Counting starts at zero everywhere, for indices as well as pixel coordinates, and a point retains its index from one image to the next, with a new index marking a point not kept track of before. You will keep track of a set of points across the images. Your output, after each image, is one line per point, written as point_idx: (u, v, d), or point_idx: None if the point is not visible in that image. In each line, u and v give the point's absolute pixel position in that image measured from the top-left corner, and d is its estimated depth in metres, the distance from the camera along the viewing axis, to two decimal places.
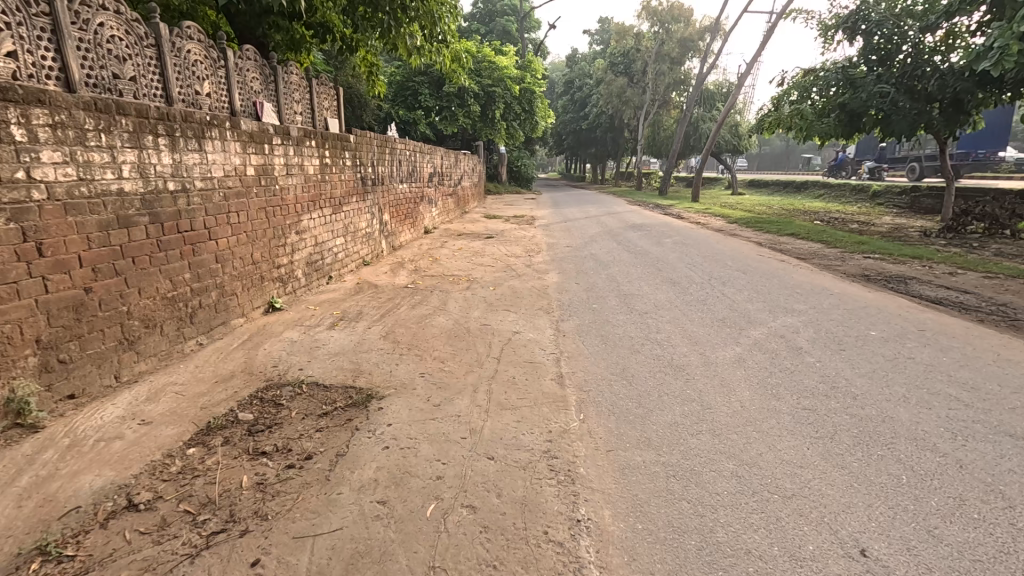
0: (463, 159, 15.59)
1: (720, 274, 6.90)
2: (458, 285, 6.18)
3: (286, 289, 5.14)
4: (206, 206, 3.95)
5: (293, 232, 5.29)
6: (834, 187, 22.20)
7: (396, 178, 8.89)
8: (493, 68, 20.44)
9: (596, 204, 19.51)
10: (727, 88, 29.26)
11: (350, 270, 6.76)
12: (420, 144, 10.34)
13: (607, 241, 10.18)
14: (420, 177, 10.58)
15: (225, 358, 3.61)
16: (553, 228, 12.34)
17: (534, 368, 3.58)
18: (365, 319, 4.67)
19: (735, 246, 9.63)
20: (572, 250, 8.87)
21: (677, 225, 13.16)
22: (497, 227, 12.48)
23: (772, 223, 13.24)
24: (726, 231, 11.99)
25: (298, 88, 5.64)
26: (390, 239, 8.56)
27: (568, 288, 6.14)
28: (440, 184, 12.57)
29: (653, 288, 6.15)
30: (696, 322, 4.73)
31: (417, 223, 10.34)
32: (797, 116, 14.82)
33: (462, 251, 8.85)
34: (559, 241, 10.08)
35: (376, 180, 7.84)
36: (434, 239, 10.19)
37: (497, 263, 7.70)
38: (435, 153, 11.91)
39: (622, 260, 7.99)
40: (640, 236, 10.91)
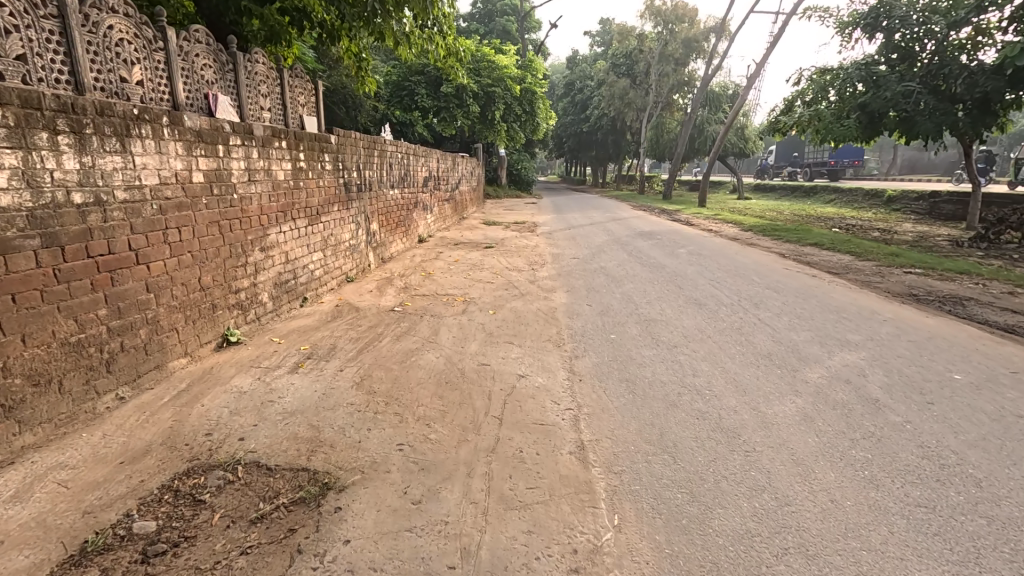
0: (462, 162, 14.80)
1: (750, 293, 6.09)
2: (453, 308, 5.39)
3: (248, 318, 4.33)
4: (134, 222, 3.15)
5: (257, 250, 4.47)
6: (845, 192, 21.41)
7: (386, 184, 8.10)
8: (492, 67, 19.70)
9: (600, 209, 18.74)
10: (733, 90, 28.54)
11: (330, 289, 5.95)
12: (413, 146, 9.55)
13: (618, 251, 9.38)
14: (414, 182, 9.80)
15: (147, 421, 2.79)
16: (557, 236, 11.55)
17: (546, 435, 2.77)
18: (338, 357, 3.85)
19: (757, 258, 8.82)
20: (580, 263, 8.08)
21: (688, 233, 12.38)
22: (497, 235, 11.68)
23: (788, 231, 12.45)
24: (742, 240, 11.22)
25: (266, 80, 4.84)
26: (379, 251, 7.76)
27: (579, 310, 5.36)
28: (437, 189, 11.77)
29: (677, 311, 5.34)
30: (737, 361, 3.92)
31: (411, 232, 9.54)
32: (812, 116, 13.91)
33: (459, 263, 8.06)
34: (564, 251, 9.30)
35: (364, 186, 7.06)
36: (429, 249, 9.40)
37: (497, 278, 6.91)
38: (431, 156, 11.13)
39: (637, 275, 7.19)
40: (652, 245, 10.11)
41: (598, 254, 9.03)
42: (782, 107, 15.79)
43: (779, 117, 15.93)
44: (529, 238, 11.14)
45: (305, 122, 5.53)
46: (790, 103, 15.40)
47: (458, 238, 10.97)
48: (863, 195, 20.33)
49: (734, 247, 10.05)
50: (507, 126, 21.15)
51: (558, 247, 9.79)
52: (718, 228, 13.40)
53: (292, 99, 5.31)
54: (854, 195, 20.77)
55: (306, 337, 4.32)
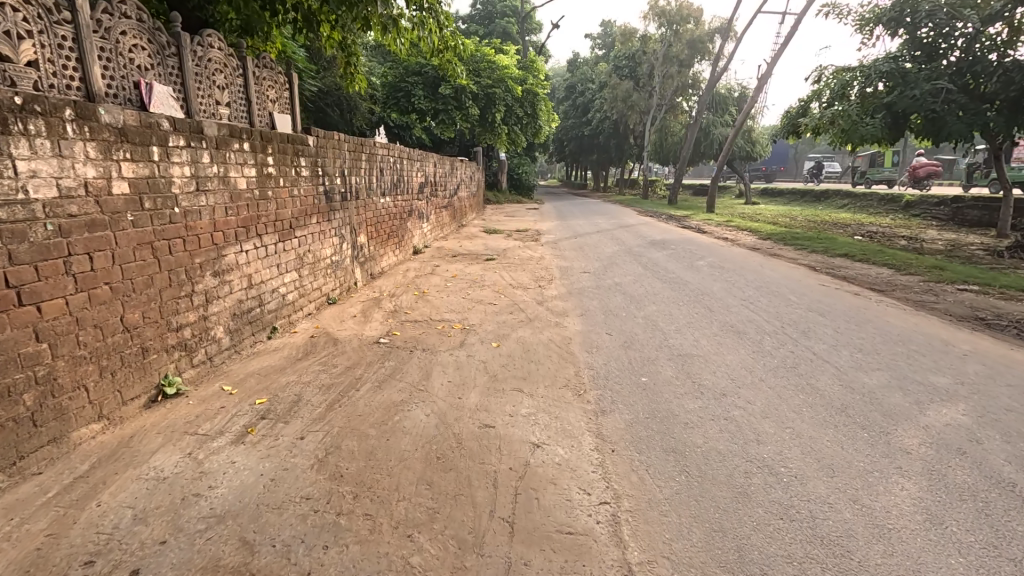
0: (461, 167, 14.02)
1: (794, 318, 5.26)
2: (450, 339, 4.57)
3: (194, 361, 3.49)
4: (14, 249, 2.34)
5: (209, 274, 3.64)
6: (859, 197, 20.64)
7: (376, 192, 7.29)
8: (492, 68, 18.94)
9: (606, 215, 17.92)
10: (739, 92, 27.81)
11: (307, 314, 5.12)
12: (407, 149, 8.75)
13: (631, 264, 8.55)
14: (409, 189, 9.00)
15: (10, 536, 1.97)
16: (563, 246, 10.74)
17: (579, 560, 1.94)
18: (301, 416, 3.02)
19: (786, 272, 8.00)
20: (592, 279, 7.27)
21: (703, 242, 11.57)
22: (499, 245, 10.87)
23: (810, 239, 11.64)
24: (763, 250, 10.41)
25: (223, 69, 4.03)
26: (367, 266, 6.95)
27: (599, 341, 4.54)
28: (434, 196, 10.97)
29: (714, 343, 4.51)
30: (809, 419, 3.09)
31: (405, 245, 8.73)
32: (831, 115, 12.94)
33: (456, 279, 7.26)
34: (572, 264, 8.49)
35: (349, 194, 6.25)
36: (424, 262, 8.59)
37: (501, 298, 6.10)
38: (427, 160, 10.32)
39: (658, 294, 6.37)
40: (667, 257, 9.31)
41: (610, 267, 8.21)
42: (801, 105, 15.08)
43: (798, 117, 15.14)
44: (533, 249, 10.35)
45: (275, 120, 4.70)
46: (808, 103, 14.63)
47: (456, 248, 10.17)
48: (878, 200, 19.56)
49: (757, 259, 9.24)
50: (508, 129, 20.32)
51: (565, 259, 8.98)
52: (733, 236, 12.60)
53: (258, 93, 4.48)
54: (868, 200, 20.00)
55: (265, 385, 3.48)
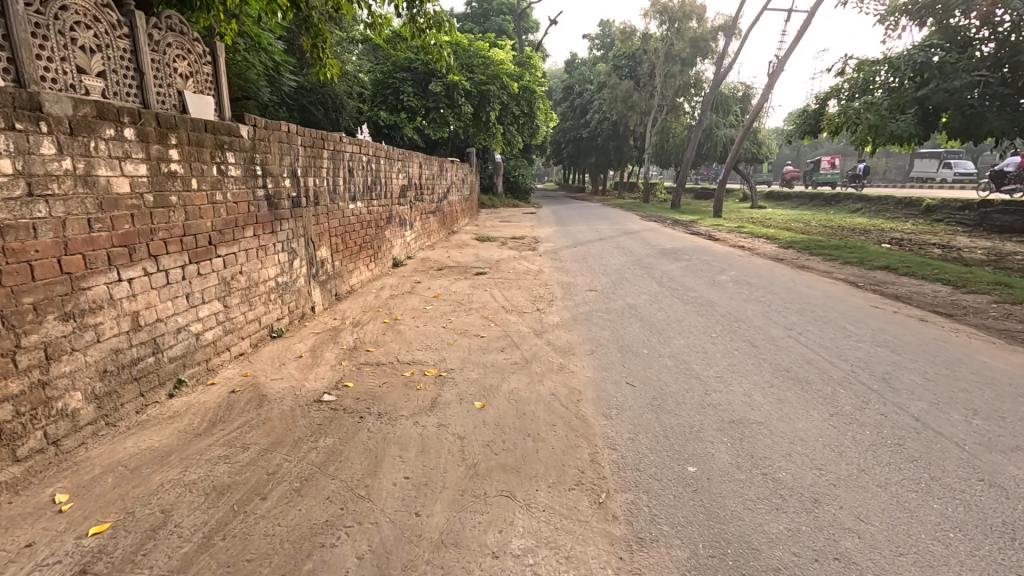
0: (452, 168, 12.89)
1: (866, 359, 4.09)
2: (418, 396, 3.39)
3: (19, 453, 2.32)
4: None
5: (50, 319, 2.46)
6: (873, 201, 19.61)
7: (343, 196, 6.13)
8: (486, 63, 17.82)
9: (608, 220, 16.78)
10: (744, 91, 26.80)
11: (237, 357, 3.93)
12: (385, 147, 7.61)
13: (644, 279, 7.40)
14: (387, 193, 7.84)
15: None
16: (564, 256, 9.60)
17: None
18: (149, 571, 1.83)
19: (825, 289, 6.86)
20: (601, 299, 6.12)
21: (718, 251, 10.44)
22: (491, 254, 9.73)
23: (837, 248, 10.52)
24: (788, 261, 9.30)
25: (95, 23, 2.87)
26: (329, 286, 5.76)
27: (618, 399, 3.38)
28: (419, 200, 9.81)
29: (775, 401, 3.35)
30: (973, 564, 1.92)
31: (382, 257, 7.57)
32: (856, 109, 11.84)
33: (439, 300, 6.09)
34: (576, 279, 7.33)
35: (303, 200, 5.08)
36: (404, 277, 7.41)
37: (490, 327, 4.93)
38: (411, 159, 9.17)
39: (684, 321, 5.19)
40: (682, 270, 8.16)
41: (619, 283, 7.06)
42: (825, 96, 13.97)
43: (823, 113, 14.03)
44: (531, 259, 9.22)
45: (186, 100, 3.52)
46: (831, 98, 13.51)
47: (444, 259, 9.02)
48: (895, 204, 18.52)
49: (785, 272, 8.11)
50: (504, 129, 19.18)
51: (567, 273, 7.84)
52: (750, 244, 11.49)
53: (156, 62, 3.29)
54: (884, 204, 18.97)
55: (126, 489, 2.29)
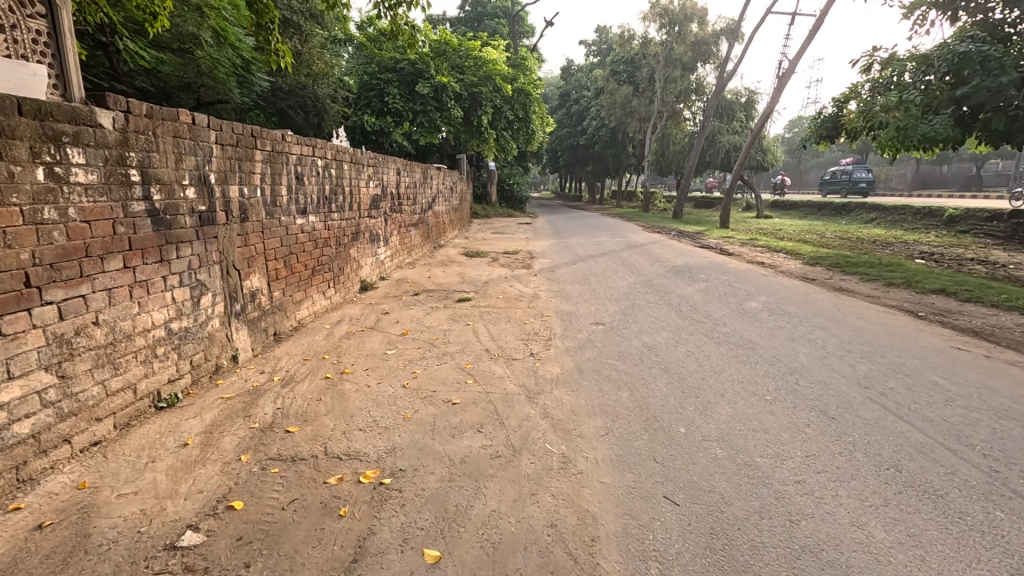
0: (438, 175, 11.68)
1: (1001, 446, 2.85)
2: (337, 534, 2.12)
3: None
4: None
5: None
6: (890, 211, 18.51)
7: (285, 208, 4.88)
8: (478, 63, 16.69)
9: (609, 232, 15.57)
10: (748, 97, 25.81)
11: (84, 451, 2.65)
12: (349, 149, 6.40)
13: (658, 307, 6.18)
14: (352, 204, 6.61)
15: None
16: (562, 275, 8.38)
17: None
18: None
19: (881, 321, 5.63)
20: (610, 337, 4.89)
21: (737, 268, 9.24)
22: (478, 273, 8.49)
23: (869, 265, 9.34)
24: (819, 281, 8.11)
25: None
26: (262, 325, 4.48)
27: (656, 538, 2.12)
28: (396, 211, 8.58)
29: (905, 540, 2.11)
30: None
31: (343, 280, 6.31)
32: (879, 109, 10.66)
33: (405, 339, 4.81)
34: (577, 307, 6.10)
35: (219, 214, 3.83)
36: (369, 306, 6.14)
37: (467, 386, 3.66)
38: (386, 164, 7.98)
39: (722, 375, 3.94)
40: (701, 294, 6.93)
41: (629, 313, 5.84)
42: (849, 95, 13.08)
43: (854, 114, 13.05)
44: (524, 279, 8.00)
45: None
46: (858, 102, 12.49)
47: (422, 280, 7.78)
48: (913, 215, 17.44)
49: (823, 296, 6.89)
50: (496, 134, 18.00)
51: (567, 297, 6.61)
52: (770, 260, 10.30)
53: None
54: (902, 215, 17.88)
55: None
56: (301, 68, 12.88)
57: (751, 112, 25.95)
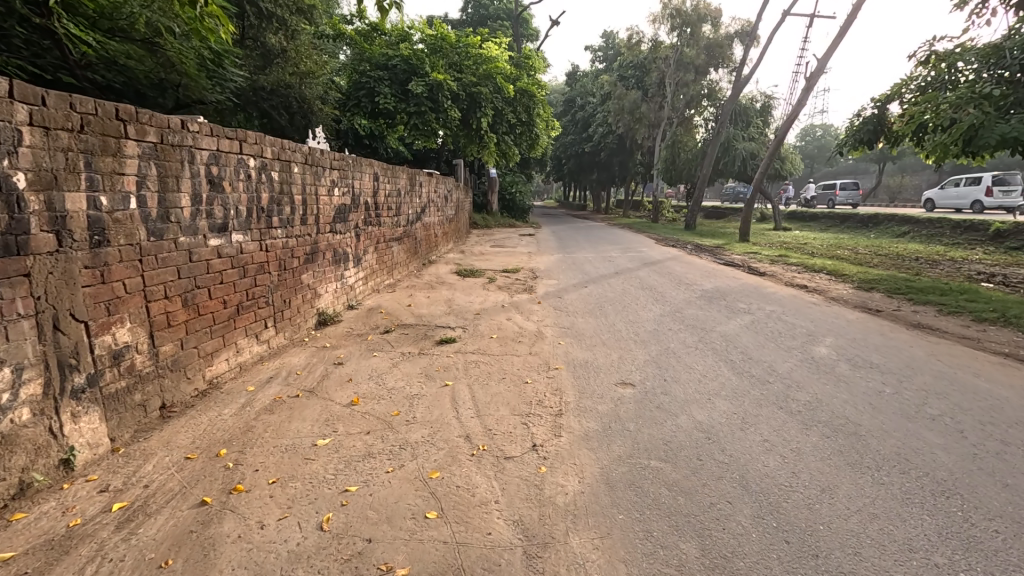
0: (429, 181, 10.31)
1: None
2: None
3: None
4: None
5: None
6: (924, 224, 17.04)
7: (186, 223, 3.44)
8: (477, 61, 15.38)
9: (620, 246, 14.14)
10: (764, 102, 24.44)
11: None
12: (301, 148, 5.01)
13: (702, 355, 4.70)
14: (306, 216, 5.18)
15: None
16: (572, 302, 6.94)
17: None
18: None
19: (1009, 380, 4.14)
20: (647, 414, 3.41)
21: (778, 294, 7.78)
22: (469, 299, 7.05)
23: (936, 290, 7.86)
24: (887, 313, 6.62)
25: None
26: (137, 399, 3.04)
27: None
28: (373, 223, 7.17)
29: None
30: None
31: (290, 316, 4.86)
32: (939, 107, 9.22)
33: (352, 413, 3.35)
34: (594, 355, 4.63)
35: (37, 237, 2.43)
36: (320, 350, 4.69)
37: (426, 529, 2.20)
38: (358, 167, 6.55)
39: (838, 501, 2.46)
40: (749, 333, 5.47)
41: (666, 366, 4.36)
42: (891, 93, 11.80)
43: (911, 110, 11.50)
44: (524, 308, 6.57)
45: None
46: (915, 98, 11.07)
47: (400, 309, 6.31)
48: (951, 228, 15.96)
49: (904, 337, 5.42)
50: (497, 139, 16.50)
51: (578, 338, 5.14)
52: (813, 282, 8.82)
53: None
54: (938, 228, 16.39)
55: None
56: (283, 66, 11.60)
57: (767, 118, 24.56)
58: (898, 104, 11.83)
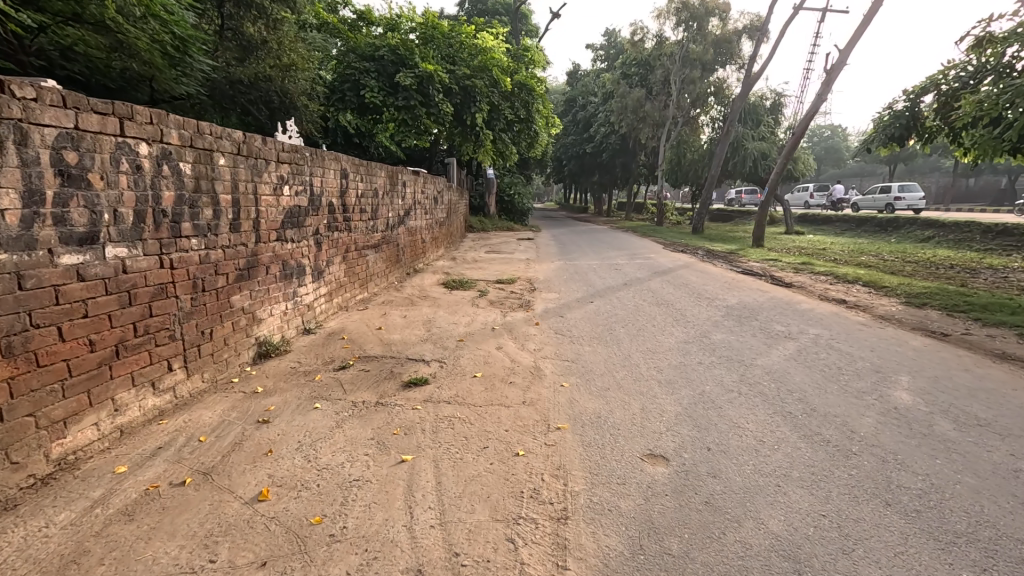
0: (414, 181, 9.21)
1: None
2: None
3: None
4: None
5: None
6: (950, 228, 15.92)
7: (8, 234, 2.32)
8: (471, 53, 14.33)
9: (627, 253, 13.01)
10: (774, 100, 23.34)
11: None
12: (228, 133, 3.89)
13: (749, 406, 3.56)
14: (237, 221, 4.06)
15: None
16: (576, 323, 5.82)
17: None
18: None
19: None
20: (693, 521, 2.27)
21: (815, 312, 6.65)
22: (453, 318, 5.93)
23: (999, 307, 6.73)
24: (956, 338, 5.48)
25: None
26: None
27: None
28: (340, 229, 6.06)
29: None
30: None
31: (212, 352, 3.74)
32: (995, 96, 8.14)
33: (251, 520, 2.23)
34: (607, 407, 3.49)
35: None
36: (247, 398, 3.55)
37: None
38: (318, 160, 5.44)
39: None
40: (799, 368, 4.35)
41: (708, 427, 3.21)
42: (924, 85, 10.73)
43: (951, 104, 10.32)
44: (519, 330, 5.43)
45: None
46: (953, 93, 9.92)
47: (367, 333, 5.19)
48: (981, 233, 14.83)
49: (995, 374, 4.29)
50: (494, 136, 15.37)
51: (585, 378, 4.01)
52: (850, 296, 7.70)
53: None
54: (967, 233, 15.23)
55: None
56: (263, 57, 10.32)
57: (778, 116, 23.49)
58: (932, 97, 10.74)
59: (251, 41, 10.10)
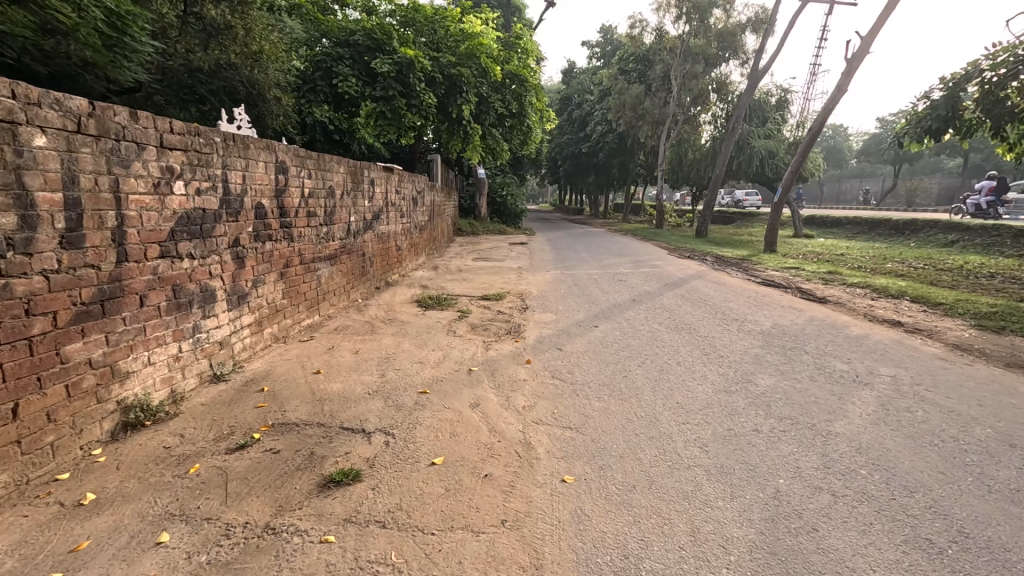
0: (386, 179, 7.88)
1: None
2: None
3: None
4: None
5: None
6: (977, 232, 14.73)
7: None
8: (457, 39, 13.00)
9: (631, 259, 11.72)
10: (781, 95, 22.12)
11: None
12: (54, 98, 2.57)
13: (863, 529, 2.23)
14: (77, 232, 2.71)
15: None
16: (579, 360, 4.51)
17: None
18: None
19: None
20: None
21: (874, 339, 5.36)
22: (420, 353, 4.61)
23: None
24: None
25: None
26: None
27: None
28: (275, 239, 4.72)
29: None
30: None
31: (17, 439, 2.41)
32: None
33: None
34: (639, 536, 2.16)
35: None
36: (57, 520, 2.21)
37: None
38: (235, 149, 4.07)
39: None
40: (902, 442, 3.04)
41: None
42: (967, 70, 9.43)
43: (998, 92, 9.04)
44: (504, 374, 4.10)
45: None
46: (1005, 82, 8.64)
47: (298, 382, 3.84)
48: (1013, 236, 13.64)
49: None
50: (483, 131, 14.05)
51: (600, 471, 2.67)
52: (905, 317, 6.41)
53: None
54: (997, 237, 14.03)
55: None
56: (228, 44, 8.68)
57: (784, 113, 22.30)
58: (975, 84, 9.42)
59: (212, 26, 8.51)
